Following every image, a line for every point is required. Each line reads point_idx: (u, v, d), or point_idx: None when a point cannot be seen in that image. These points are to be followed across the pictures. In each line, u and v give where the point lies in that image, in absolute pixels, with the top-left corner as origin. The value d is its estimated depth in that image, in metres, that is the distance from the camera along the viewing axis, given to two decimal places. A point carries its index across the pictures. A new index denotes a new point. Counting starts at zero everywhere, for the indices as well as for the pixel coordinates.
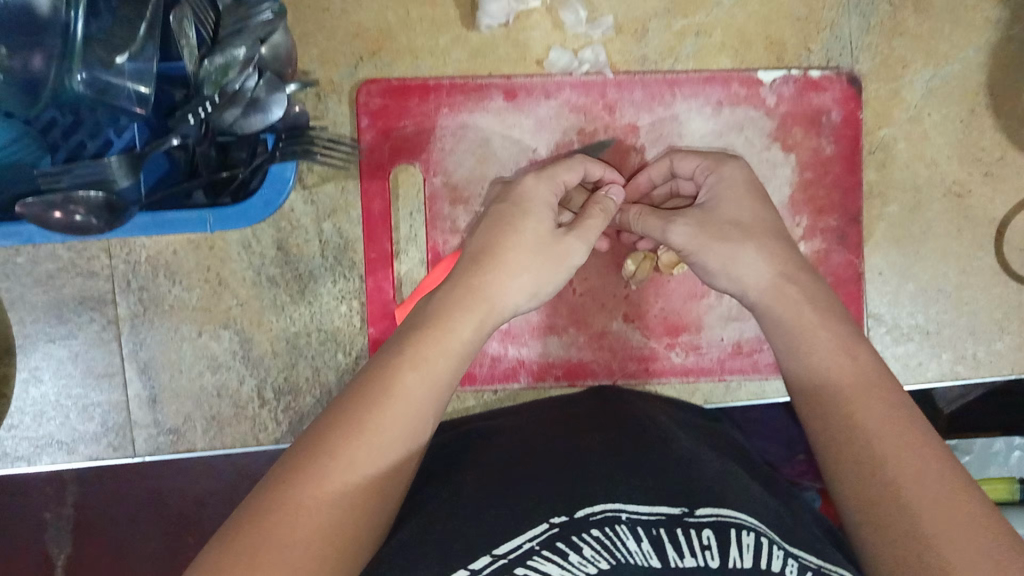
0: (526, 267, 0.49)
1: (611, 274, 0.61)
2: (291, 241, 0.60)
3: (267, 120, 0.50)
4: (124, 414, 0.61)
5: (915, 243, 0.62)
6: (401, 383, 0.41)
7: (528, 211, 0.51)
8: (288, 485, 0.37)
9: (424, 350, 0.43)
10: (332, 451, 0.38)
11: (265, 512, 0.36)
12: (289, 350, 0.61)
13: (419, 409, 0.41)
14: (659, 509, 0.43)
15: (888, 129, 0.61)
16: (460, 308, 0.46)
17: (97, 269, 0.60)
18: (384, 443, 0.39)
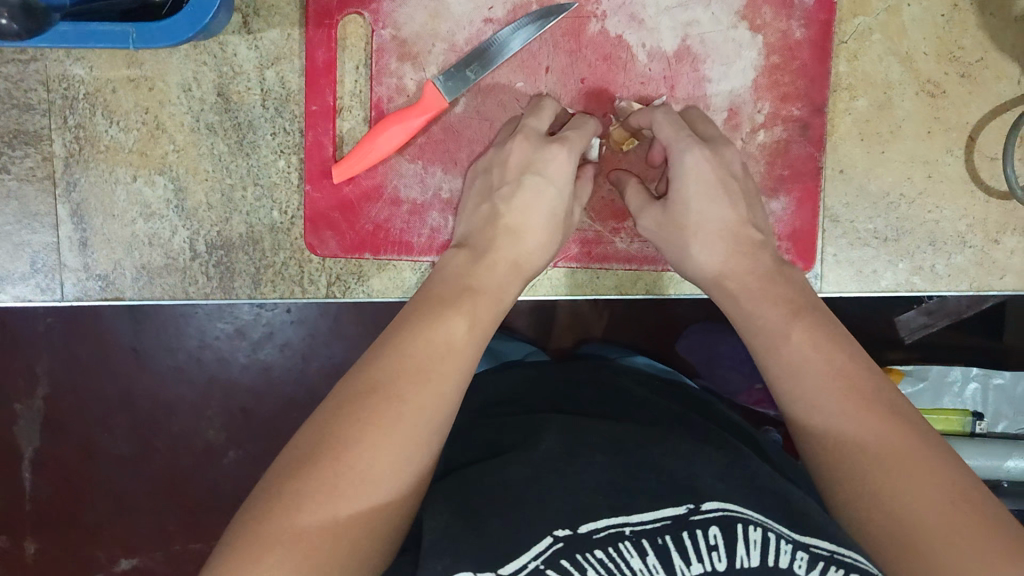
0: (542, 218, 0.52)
1: None
2: (232, 88, 0.58)
3: None
4: (54, 256, 0.59)
5: (880, 142, 0.59)
6: (447, 332, 0.44)
7: (525, 177, 0.53)
8: (343, 427, 0.39)
9: (470, 300, 0.46)
10: (390, 390, 0.40)
11: (321, 451, 0.38)
12: (224, 204, 0.59)
13: (464, 356, 0.43)
14: (663, 514, 0.45)
15: (863, 18, 0.58)
16: (490, 269, 0.49)
17: (34, 102, 0.58)
18: (439, 381, 0.41)
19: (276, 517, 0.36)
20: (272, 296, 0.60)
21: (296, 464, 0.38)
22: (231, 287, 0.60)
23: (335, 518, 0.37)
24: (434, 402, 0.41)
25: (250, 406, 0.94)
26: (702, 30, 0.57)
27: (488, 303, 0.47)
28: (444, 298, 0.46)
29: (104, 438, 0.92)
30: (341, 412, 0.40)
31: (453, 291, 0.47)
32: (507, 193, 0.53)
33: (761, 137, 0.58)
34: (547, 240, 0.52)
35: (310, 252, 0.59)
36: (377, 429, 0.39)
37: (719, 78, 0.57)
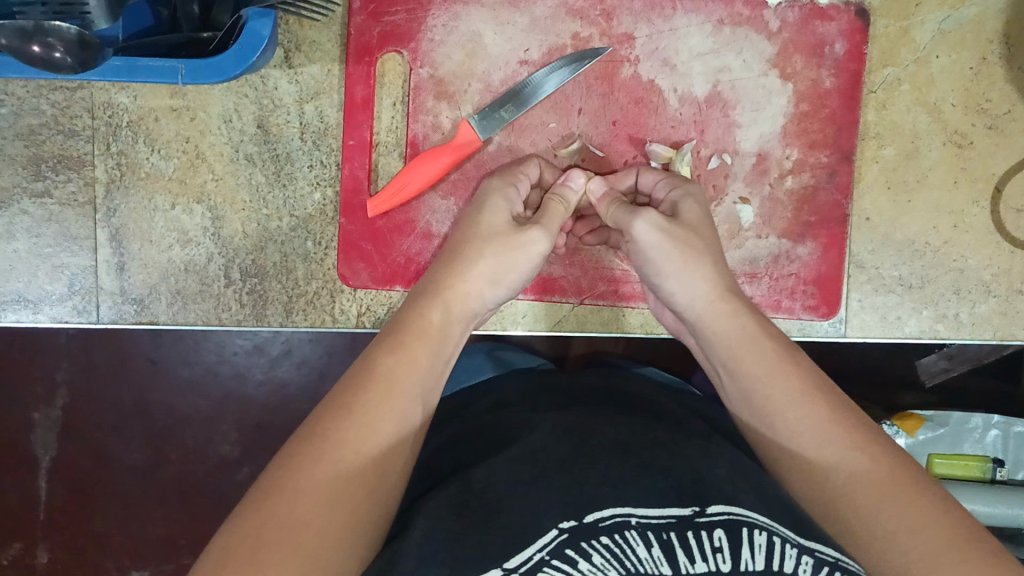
0: (487, 256, 0.49)
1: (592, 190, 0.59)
2: (272, 120, 0.59)
3: None
4: (91, 278, 0.61)
5: (906, 189, 0.60)
6: (384, 364, 0.43)
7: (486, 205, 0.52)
8: (286, 473, 0.37)
9: (404, 334, 0.45)
10: (322, 436, 0.39)
11: (269, 500, 0.36)
12: (259, 233, 0.60)
13: (403, 389, 0.42)
14: (668, 511, 0.46)
15: (892, 68, 0.59)
16: (435, 298, 0.48)
17: (79, 128, 0.60)
18: (372, 422, 0.40)
19: (229, 564, 0.34)
20: (302, 324, 0.61)
21: (245, 514, 0.36)
22: (262, 314, 0.61)
23: (307, 528, 0.36)
24: (364, 436, 0.40)
25: (265, 421, 0.94)
26: (733, 76, 0.58)
27: (433, 334, 0.46)
28: (383, 338, 0.45)
29: (118, 447, 0.93)
30: (282, 459, 0.38)
31: (391, 328, 0.46)
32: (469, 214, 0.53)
33: (789, 182, 0.59)
34: (494, 263, 0.49)
35: (342, 281, 0.61)
36: (318, 466, 0.38)
37: (749, 123, 0.58)
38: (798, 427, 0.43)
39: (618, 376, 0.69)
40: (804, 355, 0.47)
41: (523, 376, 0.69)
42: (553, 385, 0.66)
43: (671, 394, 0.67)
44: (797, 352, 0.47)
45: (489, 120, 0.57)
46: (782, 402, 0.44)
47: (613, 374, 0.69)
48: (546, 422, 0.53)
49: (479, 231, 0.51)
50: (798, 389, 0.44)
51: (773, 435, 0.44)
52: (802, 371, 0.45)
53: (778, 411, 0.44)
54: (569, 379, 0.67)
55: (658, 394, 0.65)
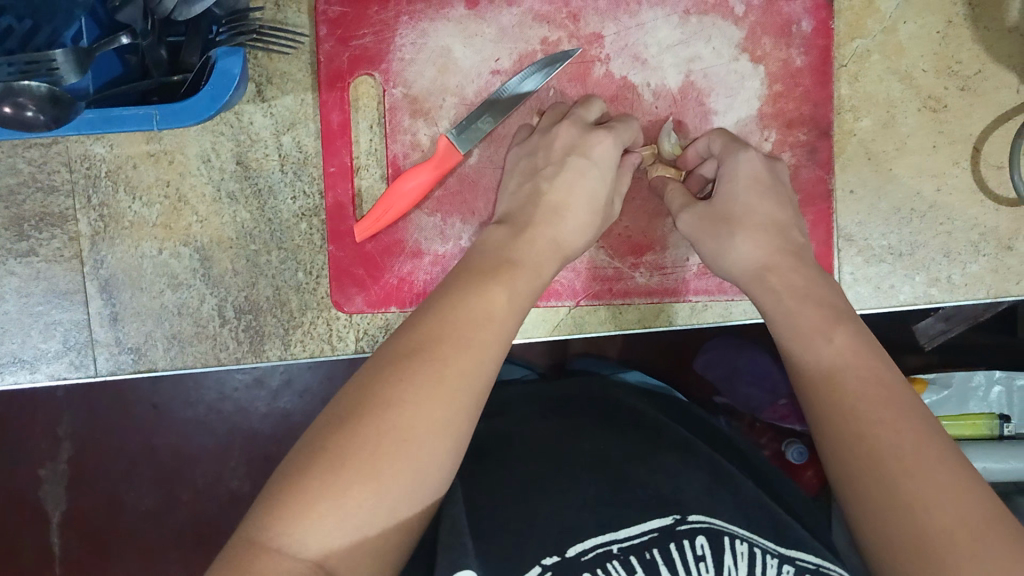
0: (586, 208, 0.53)
1: None
2: (251, 156, 0.59)
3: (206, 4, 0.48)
4: (85, 332, 0.60)
5: (887, 159, 0.60)
6: (492, 301, 0.45)
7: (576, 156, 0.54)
8: (395, 385, 0.39)
9: (516, 279, 0.47)
10: (435, 360, 0.41)
11: (374, 405, 0.39)
12: (250, 268, 0.60)
13: (505, 333, 0.44)
14: (649, 526, 0.45)
15: (861, 41, 0.59)
16: (536, 250, 0.50)
17: (58, 184, 0.60)
18: (477, 360, 0.42)
19: (339, 460, 0.37)
20: (302, 355, 0.61)
21: (354, 416, 0.38)
22: (261, 350, 0.60)
23: (398, 454, 0.37)
24: (479, 371, 0.41)
25: (273, 451, 0.94)
26: (705, 64, 0.58)
27: (532, 276, 0.48)
28: (489, 275, 0.47)
29: (129, 494, 0.92)
30: (381, 390, 0.39)
31: (496, 267, 0.47)
32: (551, 172, 0.54)
33: None
34: (590, 222, 0.53)
35: (336, 309, 0.60)
36: (428, 402, 0.39)
37: (726, 110, 0.59)
38: (837, 374, 0.43)
39: (604, 383, 0.69)
40: (853, 323, 0.46)
41: (514, 388, 0.69)
42: (540, 400, 0.65)
43: (655, 402, 0.67)
44: (847, 320, 0.46)
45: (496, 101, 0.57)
46: (828, 345, 0.45)
47: (594, 382, 0.68)
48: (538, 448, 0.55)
49: (585, 186, 0.53)
50: (842, 353, 0.44)
51: (811, 394, 0.44)
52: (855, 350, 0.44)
53: (816, 375, 0.44)
54: (552, 389, 0.68)
55: (640, 399, 0.65)
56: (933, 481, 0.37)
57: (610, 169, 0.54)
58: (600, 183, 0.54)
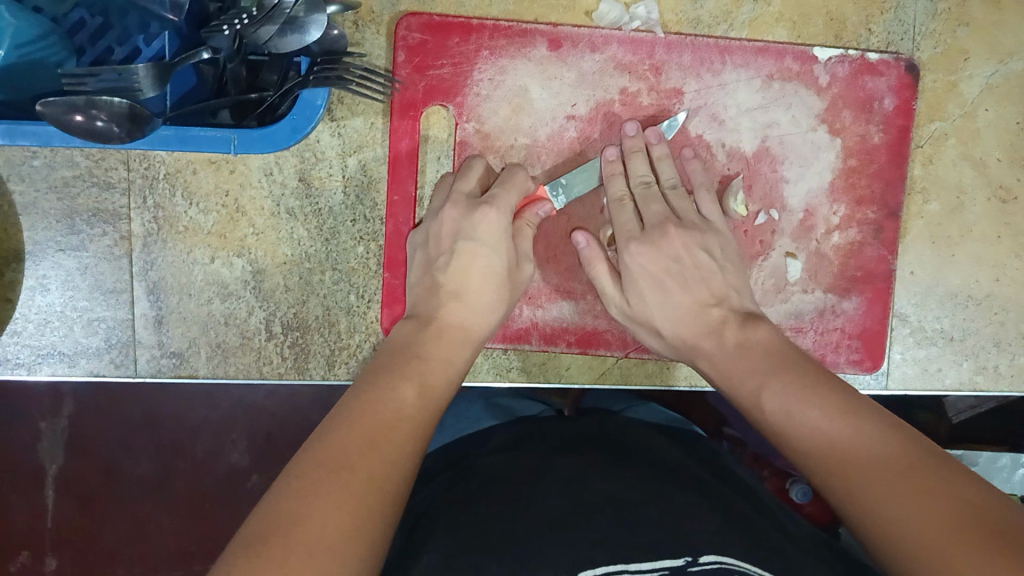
0: (492, 298, 0.52)
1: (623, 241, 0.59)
2: (314, 174, 0.58)
3: (304, 41, 0.46)
4: (128, 331, 0.60)
5: (950, 244, 0.60)
6: (401, 398, 0.43)
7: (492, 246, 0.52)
8: (311, 495, 0.36)
9: (431, 376, 0.46)
10: (333, 468, 0.38)
11: (287, 526, 0.35)
12: (301, 286, 0.60)
13: (416, 429, 0.43)
14: (660, 564, 0.44)
15: (939, 123, 0.59)
16: (447, 338, 0.49)
17: (115, 180, 0.59)
18: (366, 449, 0.40)
19: None
20: (344, 377, 0.61)
21: (252, 541, 0.34)
22: (305, 367, 0.60)
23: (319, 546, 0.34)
24: (397, 456, 0.40)
25: (276, 431, 0.77)
26: (783, 131, 0.58)
27: (443, 367, 0.47)
28: (409, 368, 0.46)
29: (124, 459, 0.77)
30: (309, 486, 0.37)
31: (405, 365, 0.46)
32: (444, 262, 0.52)
33: (835, 238, 0.59)
34: (494, 303, 0.52)
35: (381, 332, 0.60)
36: (334, 505, 0.36)
37: (797, 179, 0.58)
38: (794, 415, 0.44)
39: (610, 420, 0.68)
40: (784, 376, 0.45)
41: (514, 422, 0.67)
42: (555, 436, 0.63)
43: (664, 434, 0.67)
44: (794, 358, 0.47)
45: (558, 194, 0.56)
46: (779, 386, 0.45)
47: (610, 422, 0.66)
48: (543, 485, 0.53)
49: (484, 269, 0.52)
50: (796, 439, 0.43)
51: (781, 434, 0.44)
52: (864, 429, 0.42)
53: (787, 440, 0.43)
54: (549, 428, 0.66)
55: (651, 439, 0.64)
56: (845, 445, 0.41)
57: (504, 246, 0.52)
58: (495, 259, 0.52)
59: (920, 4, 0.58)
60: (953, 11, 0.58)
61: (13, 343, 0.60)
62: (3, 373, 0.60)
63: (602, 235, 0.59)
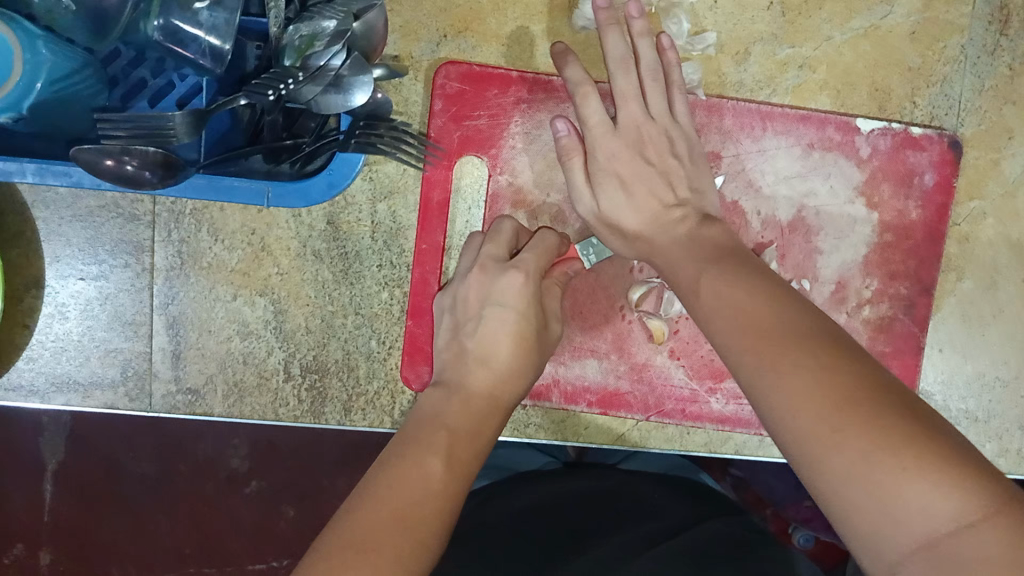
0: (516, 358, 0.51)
1: (650, 303, 0.58)
2: (343, 218, 0.58)
3: (347, 104, 0.43)
4: (146, 364, 0.59)
5: (981, 324, 0.59)
6: (429, 472, 0.43)
7: (520, 311, 0.52)
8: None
9: (458, 451, 0.45)
10: (358, 548, 0.37)
11: None
12: (323, 329, 0.59)
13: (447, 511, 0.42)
14: None
15: (979, 201, 0.58)
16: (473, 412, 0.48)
17: (140, 212, 0.58)
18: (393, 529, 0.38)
19: None
20: (360, 423, 0.60)
21: None
22: (321, 412, 0.59)
23: None
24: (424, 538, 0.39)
25: (278, 438, 0.79)
26: (819, 202, 0.57)
27: (472, 441, 0.46)
28: (436, 441, 0.45)
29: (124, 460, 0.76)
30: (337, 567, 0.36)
31: (433, 438, 0.45)
32: (471, 328, 0.52)
33: (866, 311, 0.58)
34: (521, 376, 0.51)
35: (404, 385, 0.59)
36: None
37: (831, 252, 0.57)
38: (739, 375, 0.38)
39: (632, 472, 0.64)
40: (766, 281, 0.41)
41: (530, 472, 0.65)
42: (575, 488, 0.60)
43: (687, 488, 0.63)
44: None
45: (590, 253, 0.57)
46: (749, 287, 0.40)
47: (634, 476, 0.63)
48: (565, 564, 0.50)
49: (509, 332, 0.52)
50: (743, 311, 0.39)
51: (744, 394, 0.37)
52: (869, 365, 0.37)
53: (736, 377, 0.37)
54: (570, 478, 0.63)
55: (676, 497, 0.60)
56: (792, 384, 0.34)
57: (530, 312, 0.52)
58: (524, 325, 0.52)
59: (968, 79, 0.57)
60: (1000, 89, 0.57)
61: (28, 370, 0.59)
62: (15, 400, 0.59)
63: (629, 295, 0.58)
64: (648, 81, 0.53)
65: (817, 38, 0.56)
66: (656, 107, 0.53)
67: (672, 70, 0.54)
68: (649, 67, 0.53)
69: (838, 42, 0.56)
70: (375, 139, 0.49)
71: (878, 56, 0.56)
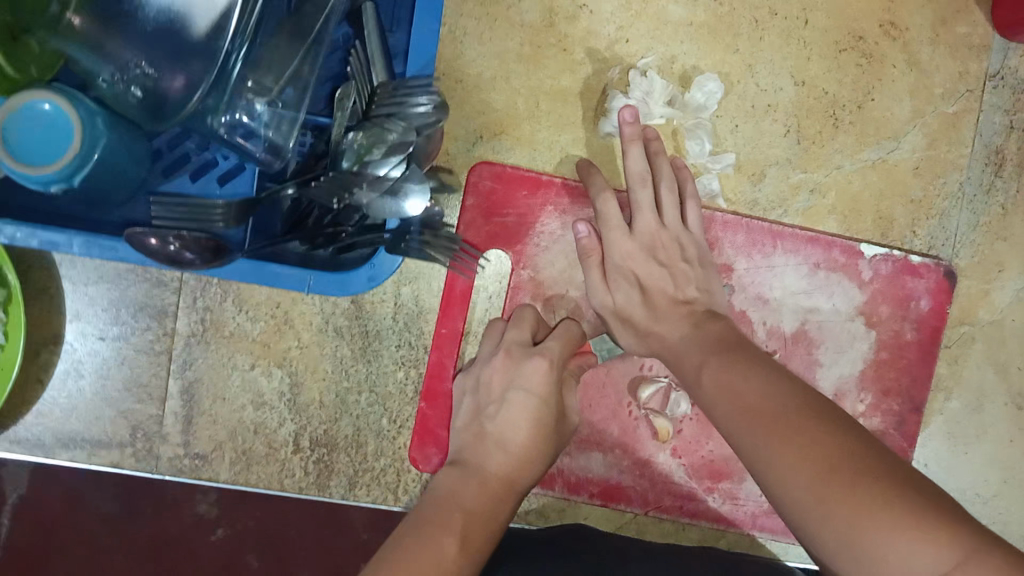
0: (537, 448, 0.52)
1: (659, 401, 0.60)
2: (367, 298, 0.59)
3: (399, 210, 0.48)
4: (156, 427, 0.59)
5: (964, 442, 0.62)
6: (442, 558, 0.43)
7: (542, 399, 0.53)
8: None
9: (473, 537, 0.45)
10: None
11: None
12: (336, 404, 0.60)
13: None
14: None
15: (969, 327, 0.62)
16: (486, 496, 0.49)
17: (168, 278, 0.59)
18: None
19: None
20: (363, 498, 0.61)
21: None
22: (326, 485, 0.60)
23: None
24: None
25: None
26: (822, 317, 0.60)
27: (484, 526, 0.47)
28: (450, 526, 0.46)
29: None
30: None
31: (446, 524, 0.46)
32: (493, 412, 0.53)
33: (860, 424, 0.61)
34: (536, 464, 0.52)
35: (411, 464, 0.60)
36: None
37: (830, 365, 0.60)
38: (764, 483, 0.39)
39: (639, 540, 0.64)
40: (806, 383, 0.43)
41: None
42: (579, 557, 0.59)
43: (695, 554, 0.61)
44: None
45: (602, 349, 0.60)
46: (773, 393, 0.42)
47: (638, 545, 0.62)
48: None
49: (529, 420, 0.52)
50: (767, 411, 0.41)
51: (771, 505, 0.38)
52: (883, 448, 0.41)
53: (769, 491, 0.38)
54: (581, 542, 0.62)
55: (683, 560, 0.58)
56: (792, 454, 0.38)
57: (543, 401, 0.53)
58: (542, 414, 0.53)
59: (964, 215, 0.61)
60: (992, 226, 0.61)
61: (37, 425, 0.59)
62: (20, 455, 0.58)
63: (638, 393, 0.60)
64: (668, 194, 0.56)
65: (829, 166, 0.60)
66: (678, 220, 0.56)
67: (688, 186, 0.57)
68: (669, 180, 0.56)
69: (848, 171, 0.60)
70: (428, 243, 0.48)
71: (883, 187, 0.60)
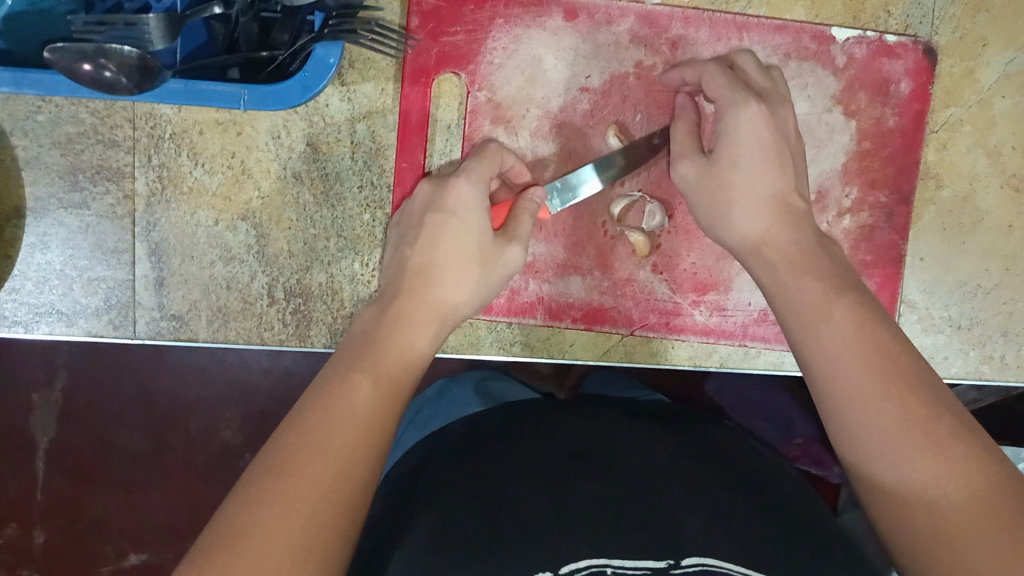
0: (469, 273, 0.47)
1: (634, 217, 0.59)
2: (322, 139, 0.57)
3: None
4: (128, 293, 0.59)
5: (961, 231, 0.59)
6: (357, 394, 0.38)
7: (461, 217, 0.48)
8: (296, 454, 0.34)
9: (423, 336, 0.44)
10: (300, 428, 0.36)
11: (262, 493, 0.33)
12: (306, 252, 0.59)
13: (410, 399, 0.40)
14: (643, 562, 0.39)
15: (955, 109, 0.58)
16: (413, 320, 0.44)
17: (120, 138, 0.58)
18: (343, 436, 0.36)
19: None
20: None
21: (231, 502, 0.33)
22: (307, 335, 0.60)
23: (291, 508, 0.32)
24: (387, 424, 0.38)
25: (269, 409, 0.79)
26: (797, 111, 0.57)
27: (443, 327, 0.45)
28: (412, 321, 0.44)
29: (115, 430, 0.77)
30: (312, 416, 0.37)
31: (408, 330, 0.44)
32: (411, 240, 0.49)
33: (846, 221, 0.58)
34: (480, 287, 0.48)
35: None
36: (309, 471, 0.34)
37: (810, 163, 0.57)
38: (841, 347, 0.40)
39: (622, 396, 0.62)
40: None
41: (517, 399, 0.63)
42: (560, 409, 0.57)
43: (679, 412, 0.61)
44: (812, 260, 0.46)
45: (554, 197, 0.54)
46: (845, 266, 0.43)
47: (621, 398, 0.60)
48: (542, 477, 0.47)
49: (455, 241, 0.47)
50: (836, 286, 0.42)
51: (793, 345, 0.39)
52: (844, 324, 0.42)
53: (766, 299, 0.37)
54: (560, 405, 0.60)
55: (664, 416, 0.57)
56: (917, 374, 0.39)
57: (478, 219, 0.48)
58: (469, 233, 0.47)
59: None
60: None
61: (9, 300, 0.58)
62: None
63: (611, 210, 0.58)
64: None
65: None
66: None
67: None
68: None
69: None
70: (354, 28, 0.49)
71: None
